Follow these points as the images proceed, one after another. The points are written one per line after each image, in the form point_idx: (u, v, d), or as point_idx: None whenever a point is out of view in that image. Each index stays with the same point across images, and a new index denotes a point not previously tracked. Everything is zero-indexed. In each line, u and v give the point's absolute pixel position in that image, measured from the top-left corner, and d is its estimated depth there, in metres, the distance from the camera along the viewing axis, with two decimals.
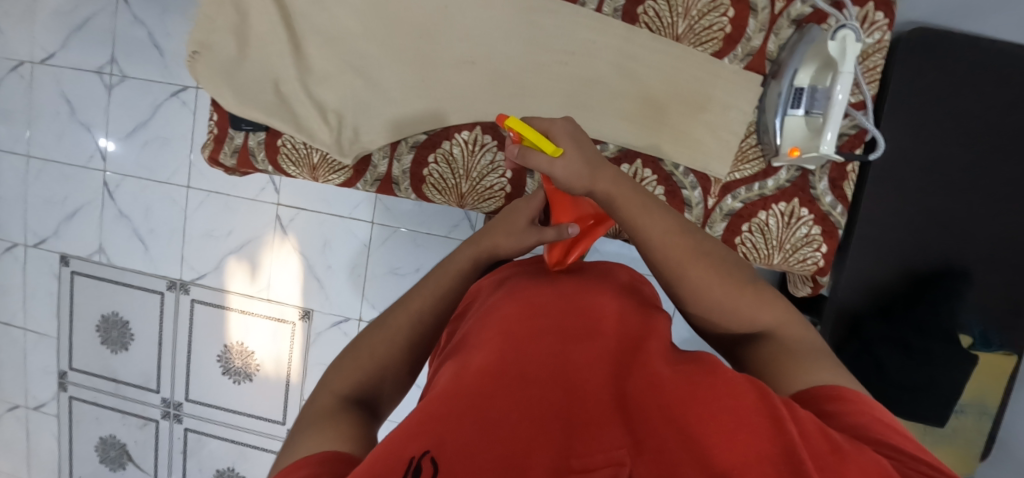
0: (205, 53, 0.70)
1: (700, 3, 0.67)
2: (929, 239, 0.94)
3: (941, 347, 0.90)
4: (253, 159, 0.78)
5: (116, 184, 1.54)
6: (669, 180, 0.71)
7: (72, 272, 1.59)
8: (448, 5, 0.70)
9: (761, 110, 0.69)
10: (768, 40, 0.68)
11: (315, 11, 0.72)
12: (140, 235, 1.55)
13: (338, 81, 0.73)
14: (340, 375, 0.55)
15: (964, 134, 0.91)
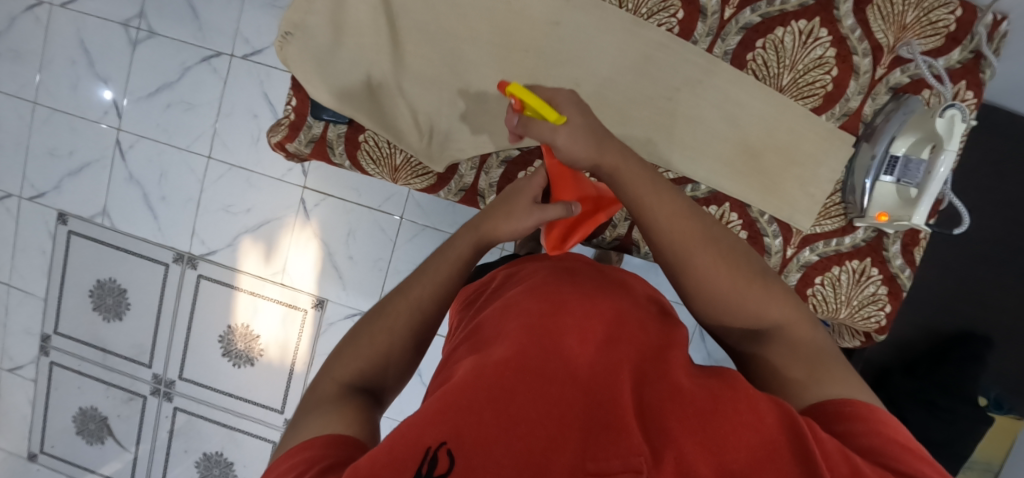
0: (298, 34, 0.69)
1: (807, 58, 0.68)
2: (959, 305, 0.98)
3: (964, 408, 0.94)
4: (330, 153, 0.75)
5: (129, 145, 1.46)
6: (752, 226, 0.73)
7: (69, 232, 1.51)
8: (560, 23, 0.71)
9: (849, 170, 0.71)
10: (865, 103, 0.70)
11: (422, 9, 0.71)
12: (150, 202, 1.48)
13: (435, 85, 0.72)
14: (340, 362, 0.52)
15: (1009, 211, 0.96)
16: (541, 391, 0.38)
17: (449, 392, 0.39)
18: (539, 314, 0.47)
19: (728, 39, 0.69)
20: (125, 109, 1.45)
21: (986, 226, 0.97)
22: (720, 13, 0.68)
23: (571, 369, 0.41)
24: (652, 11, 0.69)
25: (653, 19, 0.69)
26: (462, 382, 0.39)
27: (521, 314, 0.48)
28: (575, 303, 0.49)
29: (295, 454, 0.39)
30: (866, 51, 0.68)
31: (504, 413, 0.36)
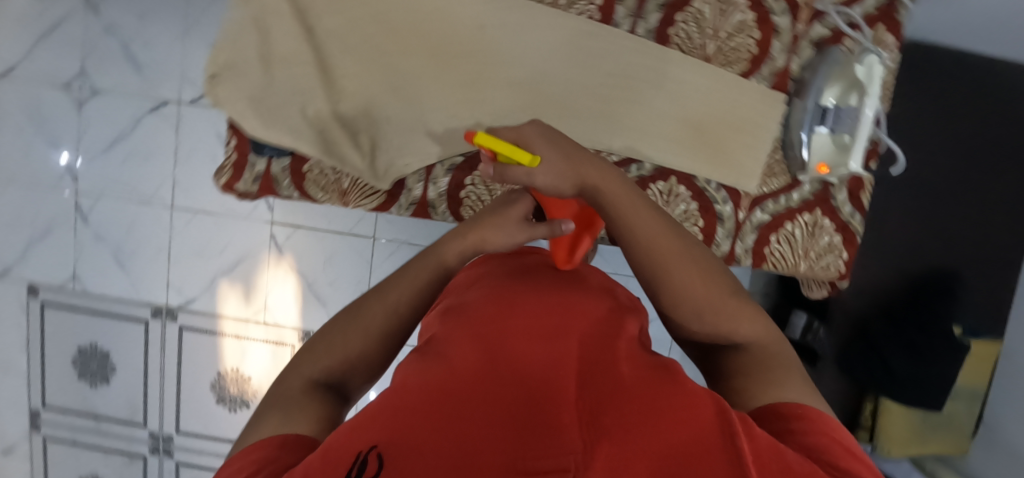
0: (223, 75, 0.65)
1: (728, 25, 0.69)
2: (924, 245, 1.00)
3: (941, 342, 0.97)
4: (277, 186, 0.75)
5: (90, 206, 1.45)
6: (702, 196, 0.74)
7: (42, 303, 1.49)
8: (485, 25, 0.70)
9: (786, 127, 0.72)
10: (790, 61, 0.71)
11: (348, 30, 0.69)
12: (119, 260, 1.46)
13: (373, 106, 0.71)
14: (311, 361, 0.51)
15: (953, 141, 0.98)
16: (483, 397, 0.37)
17: (389, 401, 0.37)
18: (488, 327, 0.47)
19: (649, 18, 0.70)
20: (80, 171, 1.44)
21: (938, 161, 0.99)
22: None
23: (517, 375, 0.40)
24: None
25: (572, 8, 0.69)
26: (404, 392, 0.38)
27: (471, 328, 0.48)
28: (524, 312, 0.49)
29: (249, 453, 0.37)
30: (783, 11, 0.69)
31: (442, 416, 0.35)
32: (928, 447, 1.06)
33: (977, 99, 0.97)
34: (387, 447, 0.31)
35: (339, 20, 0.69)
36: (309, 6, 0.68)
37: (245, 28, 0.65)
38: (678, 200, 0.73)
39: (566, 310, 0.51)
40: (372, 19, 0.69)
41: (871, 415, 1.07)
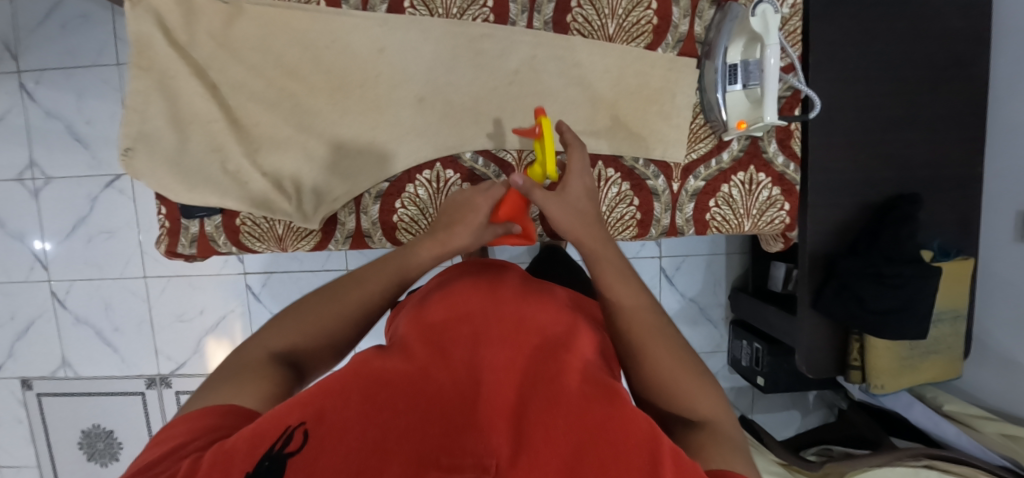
0: (140, 146, 0.70)
1: (624, 3, 0.77)
2: (880, 173, 1.01)
3: (910, 269, 0.92)
4: (215, 243, 0.79)
5: (65, 291, 1.45)
6: (631, 174, 0.82)
7: (38, 395, 1.50)
8: (384, 48, 0.77)
9: (703, 89, 0.81)
10: (694, 24, 0.79)
11: (251, 79, 0.75)
12: (104, 338, 1.47)
13: (291, 147, 0.77)
14: (276, 334, 0.54)
15: (882, 64, 0.97)
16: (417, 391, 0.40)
17: (330, 382, 0.41)
18: (444, 332, 0.51)
19: (543, 9, 0.78)
20: (51, 258, 1.44)
21: (875, 90, 0.98)
22: None
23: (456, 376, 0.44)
24: (462, 8, 0.77)
25: (467, 14, 0.77)
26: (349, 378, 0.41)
27: (426, 331, 0.51)
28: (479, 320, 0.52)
29: (191, 419, 0.39)
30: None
31: (375, 404, 0.38)
32: (919, 374, 1.06)
33: (899, 18, 0.96)
34: (318, 426, 0.35)
35: (242, 73, 0.74)
36: (211, 64, 0.73)
37: (150, 94, 0.70)
38: (609, 183, 0.81)
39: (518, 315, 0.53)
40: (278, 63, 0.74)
41: (859, 352, 1.05)
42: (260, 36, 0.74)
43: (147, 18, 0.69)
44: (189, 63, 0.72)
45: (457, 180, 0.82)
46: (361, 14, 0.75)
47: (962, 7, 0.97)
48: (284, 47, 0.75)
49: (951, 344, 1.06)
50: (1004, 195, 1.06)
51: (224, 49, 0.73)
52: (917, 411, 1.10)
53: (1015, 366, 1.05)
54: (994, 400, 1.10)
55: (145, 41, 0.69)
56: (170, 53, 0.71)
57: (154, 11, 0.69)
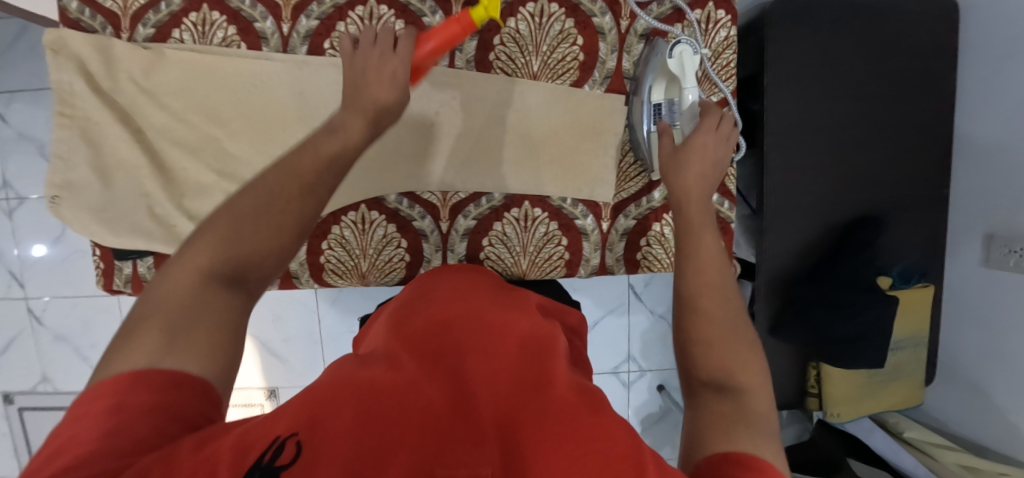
0: (64, 195, 0.89)
1: (548, 41, 0.90)
2: (837, 198, 1.11)
3: (864, 301, 1.04)
4: (143, 281, 0.97)
5: (43, 308, 1.48)
6: (558, 214, 0.97)
7: (19, 408, 1.55)
8: (302, 91, 0.94)
9: (631, 126, 0.96)
10: (622, 59, 0.93)
11: (173, 125, 0.92)
12: (82, 353, 1.51)
13: (210, 194, 0.95)
14: (199, 250, 0.53)
15: (809, 99, 1.06)
16: (419, 402, 0.41)
17: (317, 392, 0.41)
18: (445, 337, 0.51)
19: (466, 48, 0.90)
20: (26, 277, 1.46)
21: (810, 119, 1.07)
22: (449, 29, 0.91)
23: (447, 385, 0.44)
24: (400, 44, 0.90)
25: (404, 51, 0.90)
26: (336, 389, 0.42)
27: (426, 335, 0.52)
28: (472, 332, 0.53)
29: (121, 389, 0.41)
30: (565, 25, 0.89)
31: (371, 412, 0.39)
32: (853, 382, 1.16)
33: (816, 39, 1.04)
34: (307, 437, 0.35)
35: (166, 119, 0.91)
36: (134, 108, 0.91)
37: (76, 146, 0.89)
38: (537, 224, 0.97)
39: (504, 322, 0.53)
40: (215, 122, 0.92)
41: (798, 373, 1.13)
42: (180, 80, 0.90)
43: (69, 67, 0.86)
44: (111, 110, 0.90)
45: (383, 221, 0.95)
46: (281, 55, 0.91)
47: (879, 35, 1.06)
48: (206, 89, 0.91)
49: (878, 367, 1.12)
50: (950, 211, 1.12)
51: (145, 93, 0.90)
52: (867, 425, 1.14)
53: (961, 381, 1.11)
54: (940, 412, 1.17)
55: (68, 91, 0.87)
56: (92, 99, 0.89)
57: (77, 58, 0.87)
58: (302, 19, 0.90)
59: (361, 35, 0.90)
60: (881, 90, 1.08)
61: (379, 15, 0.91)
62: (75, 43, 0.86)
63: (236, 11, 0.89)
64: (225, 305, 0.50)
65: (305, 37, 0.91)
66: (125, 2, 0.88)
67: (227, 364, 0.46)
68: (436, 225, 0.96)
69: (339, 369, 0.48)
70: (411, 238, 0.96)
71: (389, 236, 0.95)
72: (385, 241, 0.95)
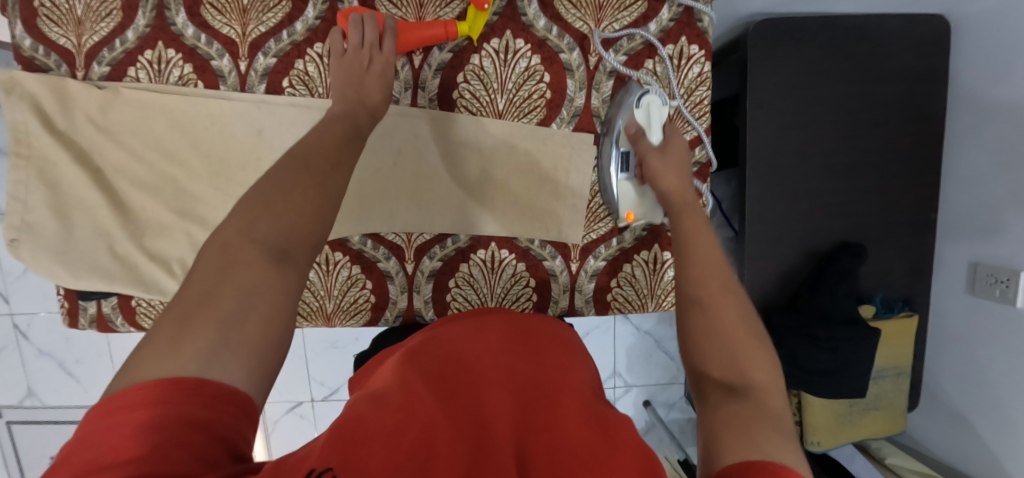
0: (25, 236, 0.67)
1: (686, 79, 0.68)
2: (864, 216, 0.97)
3: (842, 332, 0.90)
4: (112, 325, 0.74)
5: (28, 323, 1.34)
6: (527, 256, 0.71)
7: (7, 422, 1.40)
8: (261, 130, 0.69)
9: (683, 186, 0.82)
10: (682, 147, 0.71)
11: (134, 164, 0.69)
12: (68, 369, 1.36)
13: (173, 234, 0.71)
14: (236, 223, 0.40)
15: (895, 107, 0.94)
16: (575, 417, 0.37)
17: (461, 435, 0.34)
18: (539, 345, 0.47)
19: (601, 87, 0.68)
20: (10, 291, 1.32)
21: (890, 130, 0.94)
22: (585, 65, 0.67)
23: (590, 400, 0.41)
24: (518, 83, 0.67)
25: (522, 89, 0.67)
26: (502, 407, 0.38)
27: (493, 338, 0.47)
28: (559, 345, 0.49)
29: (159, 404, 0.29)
30: (707, 69, 0.68)
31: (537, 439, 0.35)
32: (857, 431, 1.01)
33: (850, 80, 0.92)
34: None
35: (122, 158, 0.69)
36: (93, 147, 0.69)
37: (30, 183, 0.67)
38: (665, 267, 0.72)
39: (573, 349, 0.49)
40: (208, 125, 0.68)
41: (798, 408, 1.01)
42: (138, 119, 0.68)
43: (21, 106, 0.65)
44: (69, 151, 0.68)
45: (514, 261, 0.71)
46: (240, 96, 0.68)
47: (896, 74, 0.92)
48: (162, 129, 0.68)
49: (892, 400, 1.01)
50: (957, 243, 0.98)
51: (103, 134, 0.68)
52: (860, 464, 1.02)
53: (965, 422, 0.99)
54: (945, 452, 1.04)
55: (22, 131, 0.66)
56: (47, 139, 0.67)
57: (30, 98, 0.66)
58: (260, 57, 0.67)
59: (482, 74, 0.66)
60: (916, 124, 0.95)
61: (515, 51, 0.66)
62: (28, 83, 0.65)
63: (191, 49, 0.67)
64: (251, 281, 0.37)
65: (264, 75, 0.67)
66: (78, 35, 0.67)
67: (404, 372, 0.41)
68: (403, 267, 0.71)
69: (434, 364, 0.42)
70: (382, 279, 0.71)
71: (354, 277, 0.70)
72: (351, 282, 0.70)
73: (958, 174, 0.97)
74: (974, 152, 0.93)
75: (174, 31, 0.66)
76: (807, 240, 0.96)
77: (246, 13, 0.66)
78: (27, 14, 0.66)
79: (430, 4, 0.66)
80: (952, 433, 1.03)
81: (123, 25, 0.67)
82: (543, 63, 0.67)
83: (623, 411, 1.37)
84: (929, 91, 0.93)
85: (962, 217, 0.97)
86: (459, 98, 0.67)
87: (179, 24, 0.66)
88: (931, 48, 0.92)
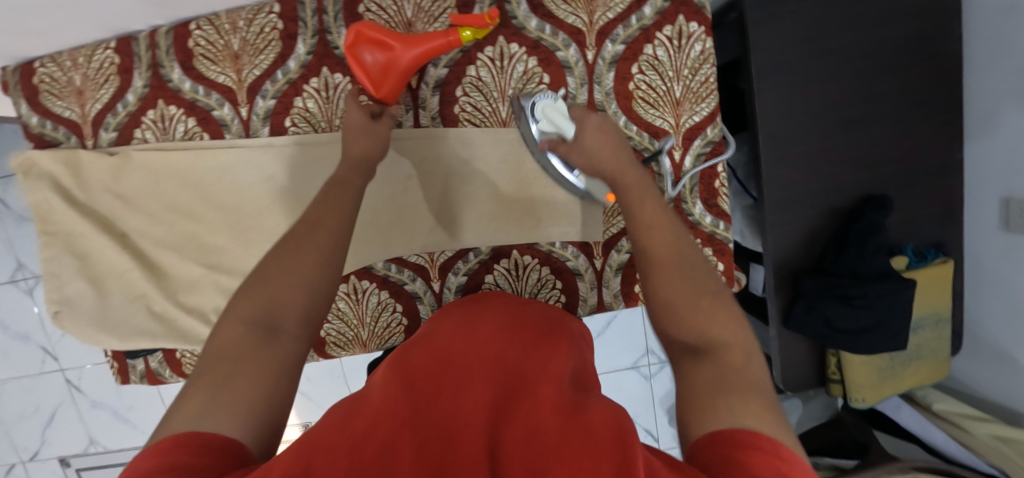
0: (68, 308, 0.70)
1: (689, 60, 0.66)
2: (886, 166, 0.94)
3: (875, 288, 0.87)
4: (162, 377, 0.77)
5: (79, 376, 1.40)
6: (550, 259, 0.71)
7: (77, 469, 1.48)
8: (273, 174, 0.69)
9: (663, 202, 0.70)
10: (686, 155, 0.69)
11: (156, 225, 0.71)
12: (123, 415, 1.42)
13: (204, 286, 0.73)
14: (244, 309, 0.41)
15: (907, 49, 0.89)
16: (544, 399, 0.37)
17: (424, 422, 0.35)
18: (525, 344, 0.47)
19: (603, 80, 0.66)
20: (58, 349, 1.38)
21: (905, 74, 0.90)
22: (583, 60, 0.66)
23: (570, 387, 0.41)
24: (518, 88, 0.66)
25: (523, 93, 0.66)
26: (477, 398, 0.38)
27: (478, 339, 0.47)
28: (546, 338, 0.49)
29: (161, 454, 0.29)
30: (711, 45, 0.65)
31: (508, 423, 0.35)
32: (901, 383, 1.01)
33: (859, 27, 0.88)
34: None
35: (142, 221, 0.70)
36: (114, 213, 0.70)
37: (62, 257, 0.69)
38: None
39: (561, 349, 0.48)
40: (217, 176, 0.69)
41: (837, 366, 1.00)
42: (152, 181, 0.69)
43: (41, 185, 0.67)
44: (93, 220, 0.69)
45: (539, 265, 0.71)
46: (246, 141, 0.68)
47: (905, 15, 0.88)
48: (176, 187, 0.69)
49: (935, 347, 1.00)
50: (987, 180, 0.95)
51: (121, 199, 0.69)
52: (907, 413, 1.03)
53: (1010, 362, 0.98)
54: (992, 391, 1.03)
55: (46, 209, 0.68)
56: (69, 212, 0.68)
57: (47, 175, 0.67)
58: (258, 100, 0.67)
59: (480, 85, 0.66)
60: (934, 61, 0.90)
61: (511, 56, 0.65)
62: (43, 161, 0.67)
63: (191, 102, 0.67)
64: (246, 373, 0.37)
65: (266, 118, 0.68)
66: (81, 105, 0.68)
67: (388, 378, 0.41)
68: (429, 286, 0.72)
69: (419, 364, 0.43)
70: (410, 300, 0.72)
71: (384, 303, 0.71)
72: (382, 308, 0.71)
73: (981, 108, 0.93)
74: (994, 81, 0.90)
75: (172, 88, 0.67)
76: (829, 200, 0.94)
77: (239, 58, 0.66)
78: (30, 93, 0.68)
79: (418, 21, 0.65)
80: (1000, 374, 1.01)
81: (122, 89, 0.67)
82: (541, 64, 0.65)
83: (662, 387, 1.32)
84: (943, 26, 0.89)
85: (990, 151, 0.93)
86: (462, 112, 0.67)
87: (175, 80, 0.67)
88: None
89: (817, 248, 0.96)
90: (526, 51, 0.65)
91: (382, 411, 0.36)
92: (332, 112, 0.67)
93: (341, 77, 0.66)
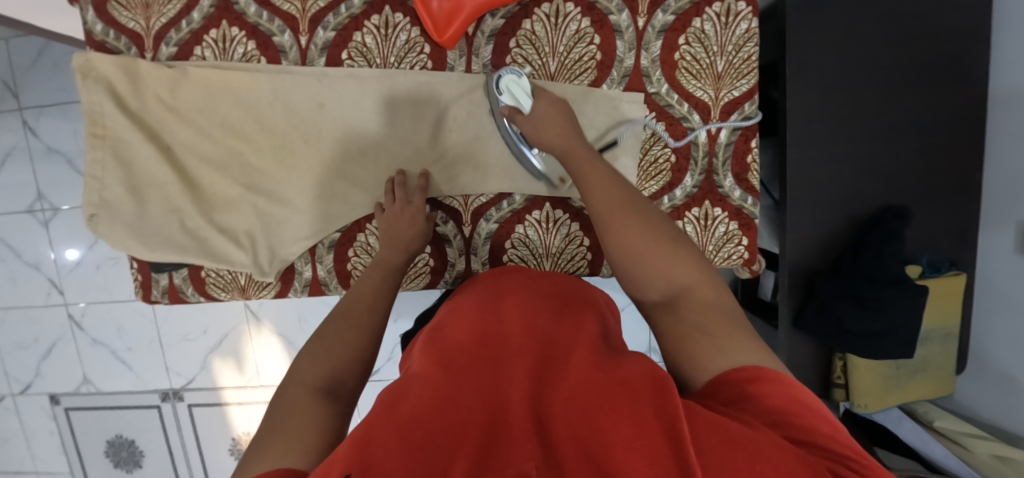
0: (104, 212, 0.71)
1: (734, 37, 0.68)
2: (908, 176, 0.96)
3: (890, 292, 0.89)
4: (183, 296, 0.78)
5: (82, 312, 1.40)
6: (580, 215, 0.73)
7: (66, 409, 1.47)
8: (324, 103, 0.71)
9: (697, 173, 0.72)
10: (721, 128, 0.71)
11: (202, 141, 0.72)
12: (120, 357, 1.42)
13: (241, 207, 0.74)
14: (311, 368, 0.47)
15: (937, 67, 0.93)
16: (580, 371, 0.40)
17: (475, 392, 0.37)
18: (552, 312, 0.49)
19: (651, 47, 0.69)
20: (65, 283, 1.38)
21: (933, 90, 0.94)
22: (634, 25, 0.68)
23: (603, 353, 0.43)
24: (568, 46, 0.69)
25: (573, 51, 0.69)
26: (519, 370, 0.40)
27: (506, 312, 0.49)
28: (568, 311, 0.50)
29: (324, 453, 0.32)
30: (756, 25, 0.68)
31: (552, 396, 0.38)
32: (904, 393, 1.02)
33: (894, 39, 0.91)
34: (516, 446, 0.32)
35: (190, 137, 0.72)
36: (163, 126, 0.72)
37: (106, 163, 0.70)
38: (716, 224, 0.73)
39: (585, 316, 0.50)
40: (268, 101, 0.71)
41: (843, 371, 1.02)
42: (205, 98, 0.71)
43: (96, 88, 0.68)
44: (142, 129, 0.71)
45: (568, 220, 0.73)
46: (302, 70, 0.70)
47: (939, 34, 0.91)
48: (228, 107, 0.71)
49: (940, 363, 1.02)
50: (1003, 203, 0.97)
51: (172, 112, 0.71)
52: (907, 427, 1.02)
53: (1013, 384, 0.99)
54: (993, 414, 1.03)
55: (97, 112, 0.69)
56: (119, 117, 0.70)
57: (104, 79, 0.69)
58: (319, 31, 0.69)
59: (533, 38, 0.69)
60: (962, 81, 0.94)
61: (565, 14, 0.68)
62: (102, 65, 0.69)
63: (254, 26, 0.70)
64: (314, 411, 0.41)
65: (324, 49, 0.70)
66: (147, 18, 0.70)
67: (426, 359, 0.43)
68: (460, 230, 0.74)
69: (455, 344, 0.44)
70: (439, 242, 0.74)
71: None
72: None
73: (1004, 133, 0.96)
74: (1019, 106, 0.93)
75: (237, 10, 0.69)
76: (849, 205, 0.96)
77: None
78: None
79: None
80: (1000, 396, 1.02)
81: (189, 6, 0.69)
82: (593, 26, 0.68)
83: None
84: (975, 49, 0.92)
85: (1010, 176, 0.96)
86: (513, 63, 0.70)
87: (242, 4, 0.69)
88: (974, 8, 0.91)
89: (834, 250, 0.97)
90: (581, 10, 0.68)
91: (429, 387, 0.37)
92: (389, 50, 0.70)
93: (401, 17, 0.69)
